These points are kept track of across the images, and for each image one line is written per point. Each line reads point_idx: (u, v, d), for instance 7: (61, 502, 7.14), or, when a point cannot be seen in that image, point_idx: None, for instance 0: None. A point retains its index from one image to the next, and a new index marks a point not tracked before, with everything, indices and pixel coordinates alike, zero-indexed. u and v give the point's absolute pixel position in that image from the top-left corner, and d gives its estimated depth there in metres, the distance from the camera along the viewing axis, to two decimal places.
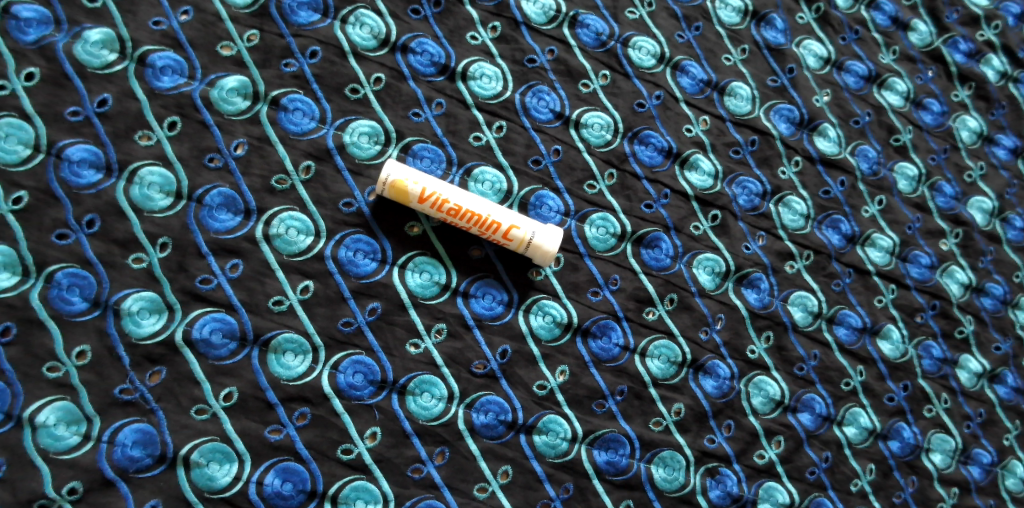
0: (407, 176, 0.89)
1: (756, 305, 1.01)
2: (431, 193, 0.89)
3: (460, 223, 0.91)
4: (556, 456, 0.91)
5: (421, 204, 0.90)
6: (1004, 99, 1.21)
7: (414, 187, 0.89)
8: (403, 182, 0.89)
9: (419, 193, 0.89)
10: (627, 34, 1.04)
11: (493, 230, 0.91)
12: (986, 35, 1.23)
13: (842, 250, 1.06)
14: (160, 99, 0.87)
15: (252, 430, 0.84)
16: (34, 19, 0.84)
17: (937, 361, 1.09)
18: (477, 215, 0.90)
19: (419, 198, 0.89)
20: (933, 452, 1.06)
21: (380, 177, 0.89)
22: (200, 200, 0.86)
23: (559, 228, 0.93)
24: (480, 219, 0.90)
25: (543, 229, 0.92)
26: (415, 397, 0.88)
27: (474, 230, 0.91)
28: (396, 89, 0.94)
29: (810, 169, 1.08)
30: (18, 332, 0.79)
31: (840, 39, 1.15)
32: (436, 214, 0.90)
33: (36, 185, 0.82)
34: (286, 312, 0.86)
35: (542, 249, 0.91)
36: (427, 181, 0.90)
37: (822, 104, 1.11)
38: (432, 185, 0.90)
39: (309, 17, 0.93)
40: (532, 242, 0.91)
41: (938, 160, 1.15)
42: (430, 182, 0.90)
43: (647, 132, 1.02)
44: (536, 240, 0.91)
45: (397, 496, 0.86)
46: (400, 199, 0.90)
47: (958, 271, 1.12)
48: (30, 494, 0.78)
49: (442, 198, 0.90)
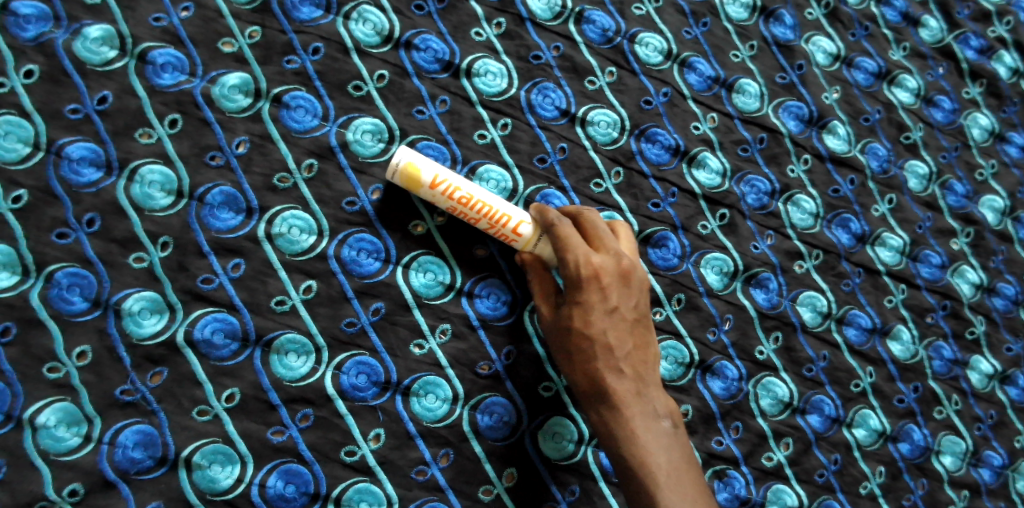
0: (420, 162, 0.86)
1: (765, 305, 1.00)
2: (443, 181, 0.86)
3: (470, 214, 0.88)
4: (562, 458, 0.90)
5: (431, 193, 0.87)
6: (1016, 96, 1.20)
7: (427, 174, 0.86)
8: (416, 168, 0.86)
9: (431, 181, 0.86)
10: (633, 30, 1.03)
11: (501, 224, 0.87)
12: (997, 32, 1.22)
13: (852, 250, 1.05)
14: (161, 96, 0.86)
15: (255, 431, 0.83)
16: (33, 15, 0.83)
17: (948, 362, 1.07)
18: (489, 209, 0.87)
19: (430, 186, 0.86)
20: (943, 454, 1.05)
21: (392, 163, 0.86)
22: (201, 198, 0.85)
23: None
24: (489, 211, 0.87)
25: None
26: (420, 398, 0.87)
27: (483, 223, 0.88)
28: (400, 86, 0.93)
29: (819, 167, 1.06)
30: (18, 332, 0.78)
31: (850, 35, 1.13)
32: (446, 203, 0.87)
33: (36, 183, 0.81)
34: (288, 313, 0.85)
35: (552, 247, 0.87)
36: (439, 168, 0.87)
37: (832, 101, 1.09)
38: (445, 173, 0.87)
39: (312, 13, 0.92)
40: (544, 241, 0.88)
41: (949, 158, 1.14)
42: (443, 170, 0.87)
43: (654, 129, 1.00)
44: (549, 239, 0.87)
45: (401, 499, 0.85)
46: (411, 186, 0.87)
47: (969, 271, 1.11)
48: (29, 496, 0.77)
49: (454, 188, 0.86)
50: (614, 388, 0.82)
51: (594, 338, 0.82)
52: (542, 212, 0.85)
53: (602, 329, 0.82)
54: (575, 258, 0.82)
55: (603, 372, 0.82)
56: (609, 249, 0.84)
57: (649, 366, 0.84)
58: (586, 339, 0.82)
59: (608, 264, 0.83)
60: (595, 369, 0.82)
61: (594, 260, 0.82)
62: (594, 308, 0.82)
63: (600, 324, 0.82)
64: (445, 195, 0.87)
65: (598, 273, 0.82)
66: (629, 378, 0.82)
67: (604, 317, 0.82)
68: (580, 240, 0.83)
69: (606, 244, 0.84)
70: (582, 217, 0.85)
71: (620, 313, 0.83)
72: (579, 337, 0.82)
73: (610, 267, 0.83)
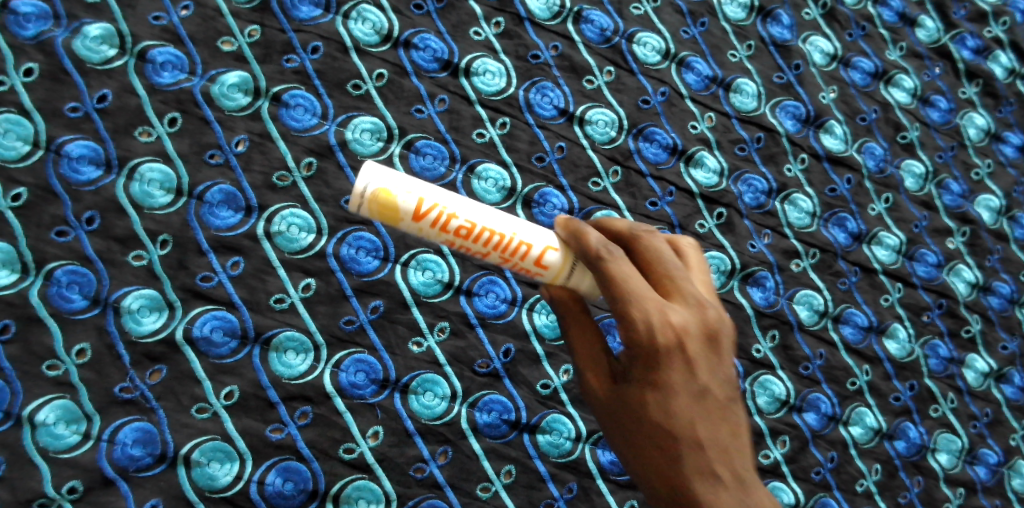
0: (392, 185, 0.70)
1: (762, 304, 1.00)
2: (426, 206, 0.71)
3: (467, 242, 0.72)
4: (560, 455, 0.91)
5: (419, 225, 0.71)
6: (1012, 96, 1.21)
7: (407, 199, 0.70)
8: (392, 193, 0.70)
9: (413, 208, 0.70)
10: (631, 29, 1.04)
11: (506, 250, 0.72)
12: (994, 32, 1.22)
13: (848, 249, 1.06)
14: (161, 94, 0.86)
15: (254, 429, 0.83)
16: (34, 14, 0.83)
17: (944, 361, 1.08)
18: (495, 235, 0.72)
19: (416, 217, 0.71)
20: (939, 452, 1.05)
21: (356, 188, 0.70)
22: (200, 196, 0.85)
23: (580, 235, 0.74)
24: (490, 238, 0.72)
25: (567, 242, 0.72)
26: (418, 396, 0.87)
27: (487, 253, 0.72)
28: (399, 85, 0.94)
29: (816, 166, 1.07)
30: (18, 329, 0.79)
31: (847, 35, 1.14)
32: (434, 231, 0.72)
33: (35, 181, 0.81)
34: (287, 310, 0.86)
35: (589, 278, 0.72)
36: (418, 190, 0.71)
37: (828, 100, 1.10)
38: (429, 194, 0.71)
39: (311, 13, 0.92)
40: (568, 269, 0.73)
41: (945, 158, 1.14)
42: (424, 189, 0.71)
43: (652, 128, 1.01)
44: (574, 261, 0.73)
45: (399, 496, 0.86)
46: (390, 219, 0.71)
47: (965, 270, 1.11)
48: (29, 493, 0.77)
49: (445, 213, 0.71)
50: (705, 491, 0.66)
51: (678, 430, 0.66)
52: (578, 237, 0.69)
53: (687, 414, 0.66)
54: (653, 323, 0.65)
55: (689, 471, 0.67)
56: (686, 298, 0.67)
57: (744, 457, 0.69)
58: (668, 432, 0.66)
59: (691, 322, 0.66)
60: (680, 469, 0.67)
61: (675, 320, 0.66)
62: (678, 390, 0.66)
63: (686, 408, 0.66)
64: (437, 226, 0.71)
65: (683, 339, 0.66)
66: (723, 478, 0.67)
67: (690, 400, 0.66)
68: (653, 295, 0.66)
69: (683, 296, 0.67)
70: (643, 257, 0.69)
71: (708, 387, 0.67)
72: (659, 428, 0.66)
73: (695, 326, 0.66)
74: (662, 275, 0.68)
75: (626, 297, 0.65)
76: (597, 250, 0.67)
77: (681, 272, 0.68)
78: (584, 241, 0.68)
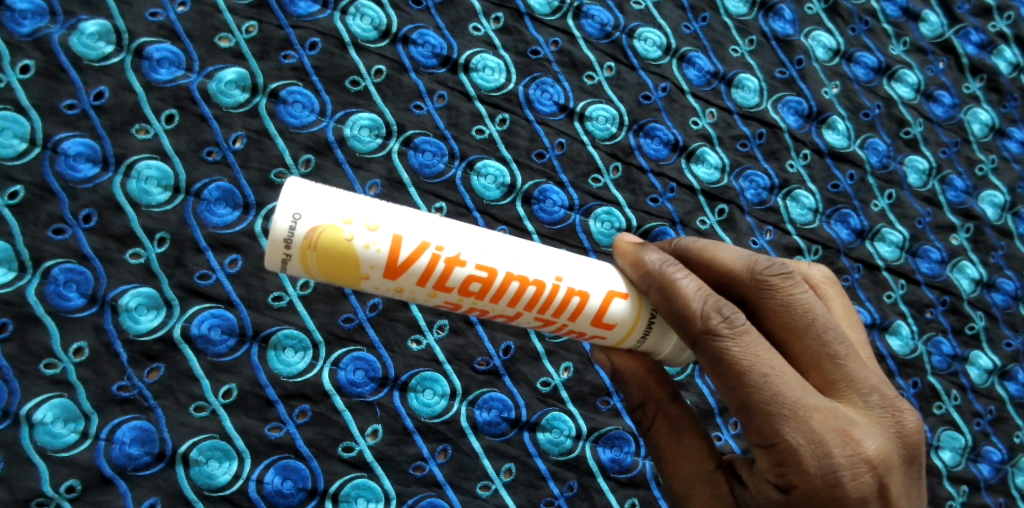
0: (336, 220, 0.64)
1: None
2: (390, 244, 0.65)
3: (464, 288, 0.67)
4: (559, 453, 0.90)
5: (393, 276, 0.65)
6: (1017, 91, 1.20)
7: (365, 239, 0.64)
8: (341, 234, 0.64)
9: (380, 251, 0.64)
10: (632, 24, 1.03)
11: (518, 295, 0.67)
12: (998, 26, 1.21)
13: (851, 245, 1.05)
14: (158, 91, 0.85)
15: (252, 427, 0.82)
16: (29, 10, 0.83)
17: (947, 358, 1.07)
18: (498, 273, 0.66)
19: (387, 265, 0.65)
20: (942, 450, 1.04)
21: (279, 227, 0.63)
22: (198, 193, 0.85)
23: (599, 265, 0.70)
24: (491, 280, 0.66)
25: (588, 276, 0.69)
26: (417, 394, 0.87)
27: (490, 300, 0.67)
28: (397, 81, 0.93)
29: (819, 162, 1.06)
30: (15, 328, 0.78)
31: (850, 29, 1.13)
32: (414, 275, 0.66)
33: (32, 178, 0.81)
34: (286, 308, 0.85)
35: (662, 335, 0.71)
36: (372, 225, 0.64)
37: (831, 96, 1.09)
38: (395, 231, 0.65)
39: (309, 8, 0.92)
40: (603, 305, 0.69)
41: (948, 153, 1.13)
42: (390, 226, 0.65)
43: (653, 124, 1.00)
44: (613, 289, 0.69)
45: (398, 495, 0.85)
46: (350, 273, 0.65)
47: (969, 266, 1.10)
48: (27, 491, 0.76)
49: (424, 253, 0.65)
50: None
51: None
52: (684, 316, 0.66)
53: None
54: (829, 445, 0.65)
55: None
56: (852, 397, 0.68)
57: None
58: None
59: (864, 423, 0.67)
60: None
61: (852, 428, 0.67)
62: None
63: None
64: (420, 274, 0.66)
65: (875, 459, 0.67)
66: None
67: None
68: (824, 405, 0.66)
69: (846, 397, 0.68)
70: (790, 330, 0.69)
71: (903, 502, 0.68)
72: None
73: (869, 425, 0.68)
74: (818, 358, 0.68)
75: (787, 414, 0.64)
76: (706, 322, 0.65)
77: (844, 366, 0.68)
78: (700, 327, 0.66)
